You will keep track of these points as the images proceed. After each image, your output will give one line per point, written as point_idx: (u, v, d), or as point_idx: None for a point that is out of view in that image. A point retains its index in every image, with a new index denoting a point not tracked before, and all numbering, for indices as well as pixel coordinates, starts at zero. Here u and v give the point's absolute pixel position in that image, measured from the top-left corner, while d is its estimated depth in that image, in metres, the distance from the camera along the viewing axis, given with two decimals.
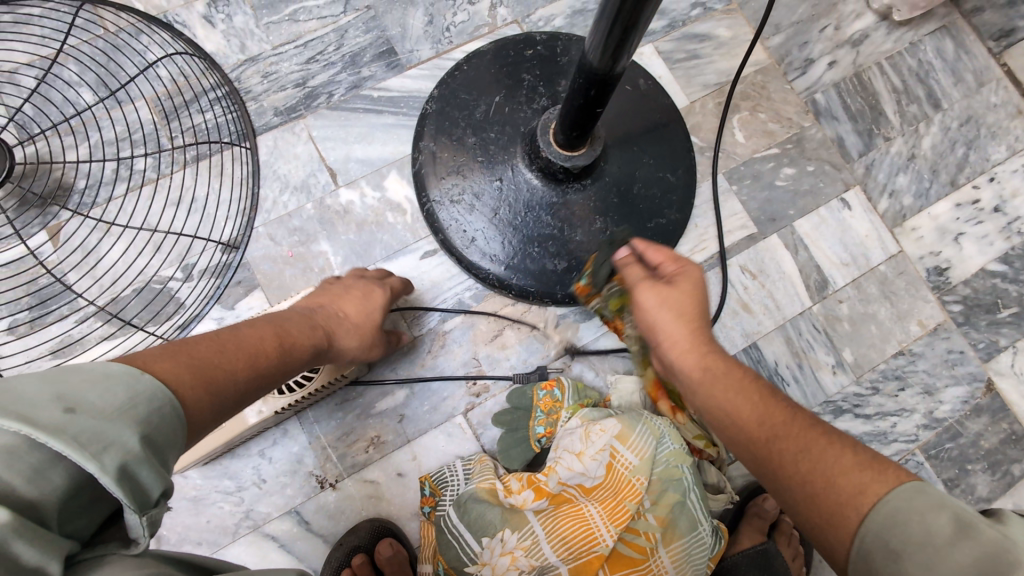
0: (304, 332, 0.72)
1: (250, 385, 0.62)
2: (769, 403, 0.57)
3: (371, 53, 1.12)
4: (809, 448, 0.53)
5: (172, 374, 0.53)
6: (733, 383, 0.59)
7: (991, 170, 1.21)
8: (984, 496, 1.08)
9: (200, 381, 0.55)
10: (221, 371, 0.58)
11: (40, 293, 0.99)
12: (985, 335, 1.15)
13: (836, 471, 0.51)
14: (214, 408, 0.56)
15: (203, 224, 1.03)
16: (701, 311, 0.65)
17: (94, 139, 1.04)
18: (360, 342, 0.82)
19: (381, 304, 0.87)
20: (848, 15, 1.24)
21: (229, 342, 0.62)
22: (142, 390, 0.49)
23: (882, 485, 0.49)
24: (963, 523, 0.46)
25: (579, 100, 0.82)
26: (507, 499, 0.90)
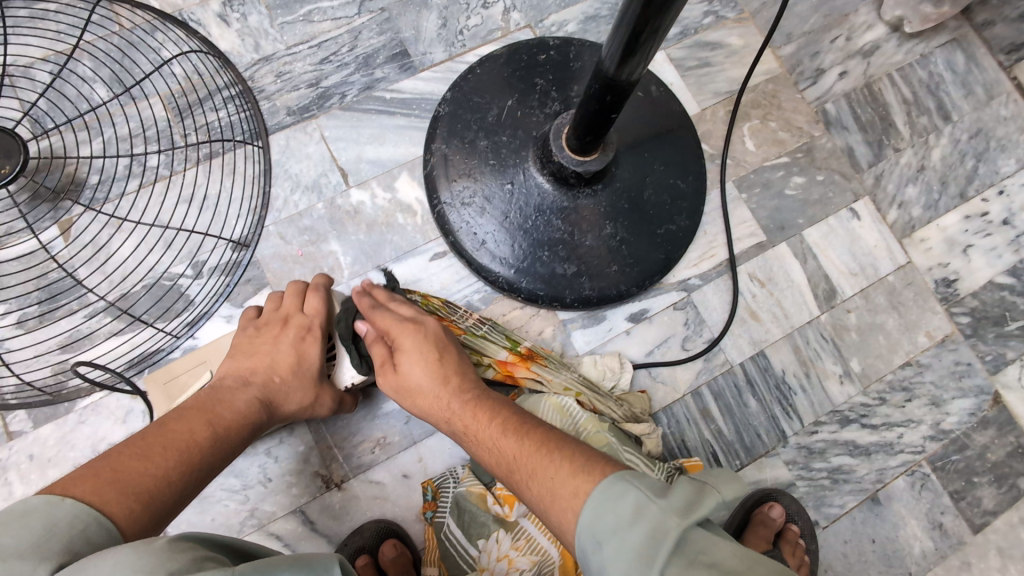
0: (230, 411, 0.75)
1: (189, 476, 0.67)
2: (506, 434, 0.67)
3: (385, 55, 1.12)
4: (538, 470, 0.61)
5: (95, 496, 0.58)
6: (488, 433, 0.68)
7: (1000, 183, 1.22)
8: (989, 509, 1.08)
9: (131, 493, 0.61)
10: (147, 477, 0.63)
11: (51, 288, 0.99)
12: (992, 347, 1.15)
13: (557, 483, 0.59)
14: (153, 511, 0.62)
15: (215, 221, 1.03)
16: (452, 371, 0.75)
17: (107, 134, 1.04)
18: (309, 399, 0.83)
19: (319, 352, 0.83)
20: (859, 26, 1.25)
21: (156, 445, 0.67)
22: (64, 516, 0.53)
23: (586, 485, 0.57)
24: (640, 503, 0.52)
25: (594, 105, 0.82)
26: (492, 506, 0.88)
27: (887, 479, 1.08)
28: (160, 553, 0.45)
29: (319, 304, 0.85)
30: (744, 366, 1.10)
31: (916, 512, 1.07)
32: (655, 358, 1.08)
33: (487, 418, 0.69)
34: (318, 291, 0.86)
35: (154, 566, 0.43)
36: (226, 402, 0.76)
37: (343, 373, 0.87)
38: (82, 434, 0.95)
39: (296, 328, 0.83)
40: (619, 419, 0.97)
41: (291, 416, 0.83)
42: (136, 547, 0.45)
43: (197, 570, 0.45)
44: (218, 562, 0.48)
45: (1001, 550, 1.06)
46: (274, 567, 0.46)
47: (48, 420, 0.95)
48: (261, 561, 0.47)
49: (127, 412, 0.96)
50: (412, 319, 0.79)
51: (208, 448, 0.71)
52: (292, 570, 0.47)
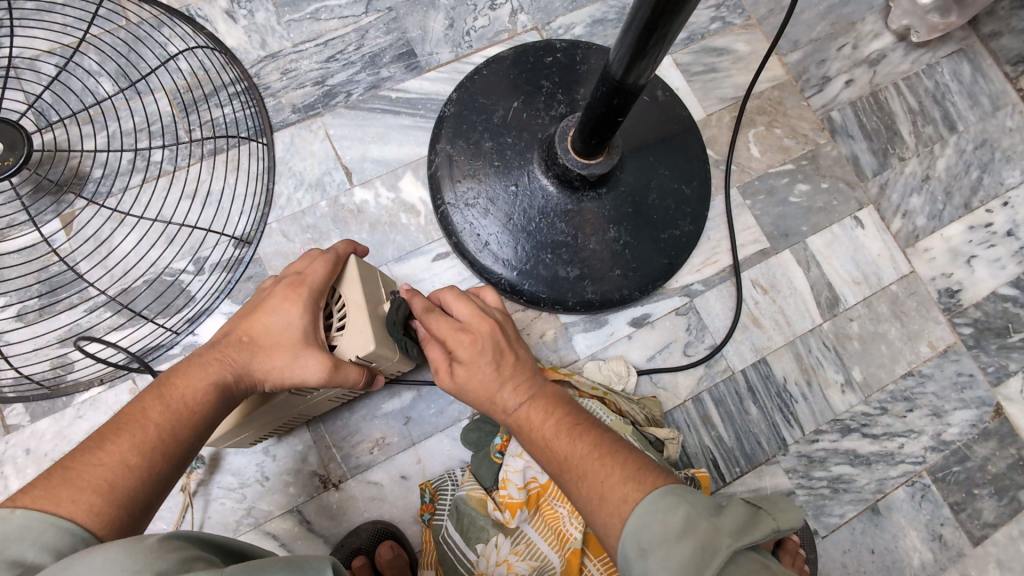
0: (195, 377, 0.65)
1: (160, 458, 0.60)
2: (564, 437, 0.64)
3: (391, 54, 1.12)
4: (589, 472, 0.61)
5: (47, 499, 0.53)
6: (542, 433, 0.66)
7: (1004, 195, 1.21)
8: (989, 521, 1.07)
9: (90, 489, 0.55)
10: (104, 469, 0.56)
11: (51, 281, 0.99)
12: (994, 359, 1.14)
13: (608, 486, 0.59)
14: (120, 502, 0.56)
15: (217, 217, 1.03)
16: (508, 374, 0.69)
17: (112, 129, 1.04)
18: (291, 360, 0.68)
19: (303, 311, 0.70)
20: (866, 34, 1.25)
21: (114, 430, 0.60)
22: (10, 530, 0.49)
23: (639, 491, 0.57)
24: (691, 520, 0.53)
25: (601, 108, 0.82)
26: (493, 511, 0.86)
27: (888, 489, 1.07)
28: (149, 552, 0.44)
29: (320, 264, 0.73)
30: (746, 373, 1.09)
31: (915, 523, 1.06)
32: (656, 363, 1.08)
33: (543, 419, 0.67)
34: (327, 254, 0.75)
35: (144, 564, 0.43)
36: (191, 369, 0.66)
37: (348, 343, 0.73)
38: (79, 429, 0.94)
39: (286, 285, 0.71)
40: (640, 421, 0.97)
41: (279, 383, 0.70)
42: (124, 543, 0.45)
43: (186, 571, 0.44)
44: (209, 562, 0.47)
45: (1000, 563, 1.06)
46: (263, 568, 0.45)
47: (45, 415, 0.95)
48: (252, 562, 0.46)
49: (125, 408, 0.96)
50: (470, 325, 0.71)
51: (173, 424, 0.62)
52: (283, 570, 0.45)
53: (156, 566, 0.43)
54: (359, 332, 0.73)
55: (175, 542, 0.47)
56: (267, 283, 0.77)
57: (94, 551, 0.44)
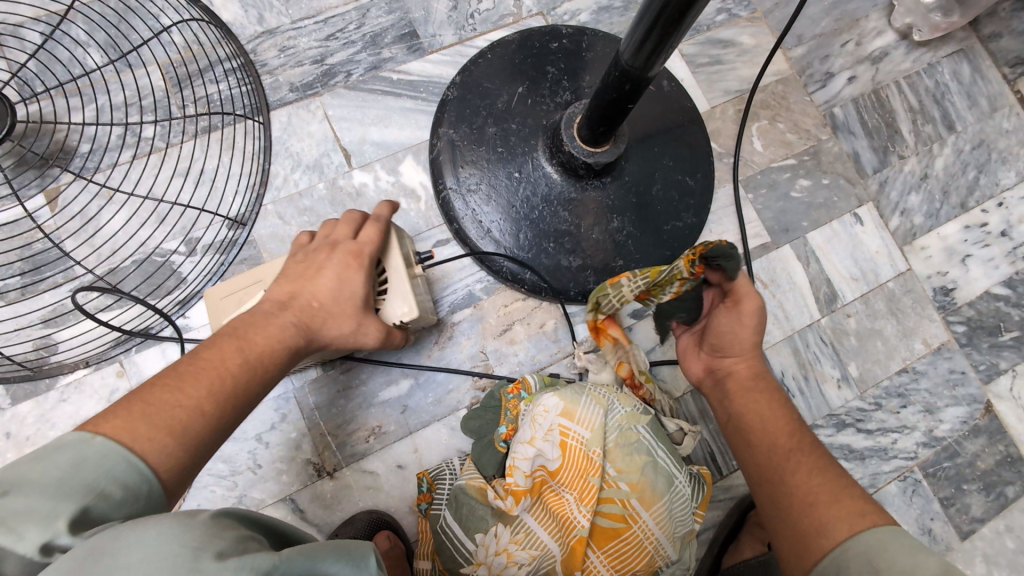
0: (272, 333, 0.66)
1: (229, 410, 0.60)
2: (786, 417, 0.76)
3: (392, 35, 1.09)
4: (814, 467, 0.69)
5: (124, 432, 0.52)
6: (780, 419, 0.75)
7: (999, 196, 1.23)
8: (978, 516, 1.09)
9: (165, 431, 0.54)
10: (182, 411, 0.56)
11: (34, 259, 0.95)
12: (986, 357, 1.16)
13: (836, 492, 0.65)
14: (190, 448, 0.55)
15: (211, 197, 1.00)
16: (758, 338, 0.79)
17: (101, 102, 1.00)
18: (354, 327, 0.72)
19: (364, 280, 0.72)
20: (870, 31, 1.25)
21: (188, 372, 0.59)
22: (88, 457, 0.48)
23: (876, 514, 0.62)
24: (942, 563, 0.55)
25: (612, 94, 0.80)
26: (493, 500, 0.85)
27: (880, 484, 1.09)
28: (203, 530, 0.43)
29: (375, 233, 0.75)
30: None
31: (906, 517, 1.08)
32: (658, 355, 1.07)
33: (764, 393, 0.78)
34: (376, 221, 0.77)
35: (201, 542, 0.41)
36: (265, 325, 0.66)
37: (391, 306, 0.78)
38: (63, 412, 0.91)
39: (345, 252, 0.73)
40: (664, 412, 0.97)
41: (338, 345, 0.73)
42: (176, 519, 0.43)
43: (241, 550, 0.43)
44: (259, 541, 0.47)
45: (986, 557, 1.08)
46: (319, 555, 0.46)
47: (28, 397, 0.91)
48: (306, 545, 0.46)
49: (112, 392, 0.92)
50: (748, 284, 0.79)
51: (246, 377, 0.62)
52: (335, 558, 0.46)
53: (212, 545, 0.41)
54: (400, 296, 0.78)
55: (226, 521, 0.46)
56: (309, 243, 0.77)
57: (142, 528, 0.42)
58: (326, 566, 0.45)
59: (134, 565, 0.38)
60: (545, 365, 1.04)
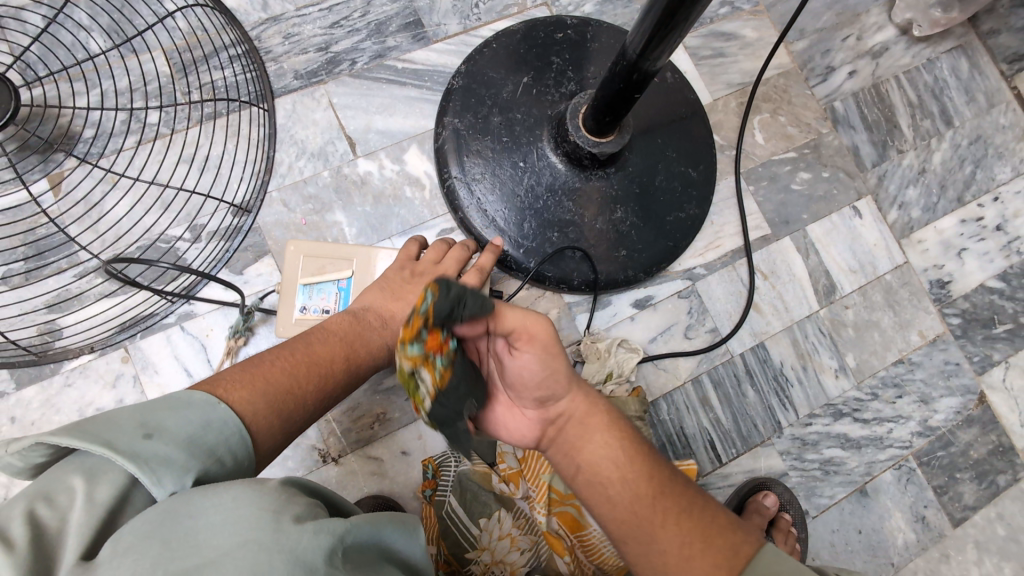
0: (372, 347, 0.76)
1: (321, 409, 0.71)
2: (637, 455, 0.63)
3: (397, 23, 1.09)
4: (681, 509, 0.60)
5: (247, 407, 0.62)
6: (603, 460, 0.62)
7: (995, 190, 1.24)
8: (970, 504, 1.11)
9: (277, 416, 0.64)
10: (294, 401, 0.66)
11: (38, 244, 0.95)
12: (980, 349, 1.18)
13: (690, 535, 0.59)
14: (286, 435, 0.66)
15: (217, 184, 1.00)
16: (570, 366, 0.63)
17: (106, 86, 1.00)
18: None
19: None
20: (871, 26, 1.26)
21: (302, 365, 0.69)
22: (214, 421, 0.58)
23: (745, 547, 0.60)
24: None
25: (619, 84, 0.80)
26: (498, 485, 0.86)
27: (876, 472, 1.10)
28: (278, 496, 0.49)
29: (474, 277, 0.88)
30: (744, 356, 1.11)
31: (901, 505, 1.10)
32: (658, 346, 1.08)
33: (612, 430, 0.64)
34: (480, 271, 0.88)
35: (278, 506, 0.48)
36: (368, 341, 0.77)
37: None
38: (68, 397, 0.91)
39: None
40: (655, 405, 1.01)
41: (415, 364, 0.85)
42: (248, 485, 0.50)
43: (314, 515, 0.49)
44: (321, 507, 0.53)
45: (978, 543, 1.10)
46: (379, 523, 0.53)
47: (32, 382, 0.91)
48: (365, 515, 0.53)
49: (117, 377, 0.93)
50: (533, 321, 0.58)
51: (341, 381, 0.73)
52: (392, 526, 0.54)
53: (289, 510, 0.48)
54: None
55: (293, 489, 0.53)
56: (412, 265, 0.85)
57: (218, 490, 0.49)
58: (383, 532, 0.53)
59: (222, 522, 0.46)
60: None
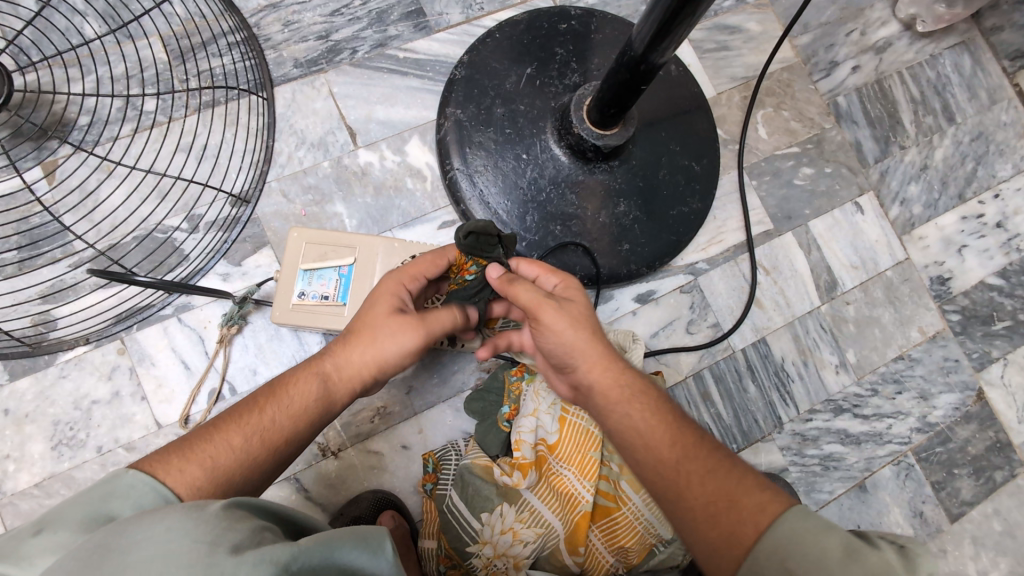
0: (303, 366, 0.68)
1: (259, 440, 0.62)
2: (663, 421, 0.64)
3: (399, 12, 1.07)
4: (708, 469, 0.60)
5: (159, 465, 0.57)
6: (627, 423, 0.65)
7: (996, 187, 1.25)
8: (967, 499, 1.12)
9: (194, 461, 0.58)
10: (212, 443, 0.60)
11: (32, 233, 0.93)
12: (979, 345, 1.18)
13: (723, 493, 0.58)
14: (219, 475, 0.58)
15: (215, 173, 0.98)
16: (588, 334, 0.68)
17: (102, 73, 0.98)
18: (386, 337, 0.69)
19: (392, 295, 0.72)
20: (874, 21, 1.25)
21: (226, 412, 0.63)
22: (118, 487, 0.53)
23: (775, 511, 0.56)
24: (851, 546, 0.51)
25: (626, 74, 0.79)
26: (501, 477, 0.85)
27: (875, 468, 1.11)
28: (217, 523, 0.45)
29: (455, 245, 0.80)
30: (746, 352, 1.10)
31: (899, 500, 1.10)
32: (660, 340, 1.08)
33: (636, 399, 0.66)
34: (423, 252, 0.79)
35: (216, 535, 0.43)
36: (299, 364, 0.69)
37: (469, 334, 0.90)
38: (63, 389, 0.90)
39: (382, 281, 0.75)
40: None
41: (377, 365, 0.69)
42: (188, 511, 0.45)
43: (257, 542, 0.45)
44: (273, 533, 0.49)
45: (975, 539, 1.11)
46: (337, 542, 0.49)
47: (26, 374, 0.90)
48: (322, 534, 0.49)
49: (113, 369, 0.91)
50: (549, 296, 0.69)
51: (276, 407, 0.64)
52: (351, 545, 0.50)
53: (228, 539, 0.43)
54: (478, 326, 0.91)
55: (239, 512, 0.49)
56: None
57: (151, 519, 0.44)
58: (342, 551, 0.49)
59: (147, 558, 0.41)
60: None
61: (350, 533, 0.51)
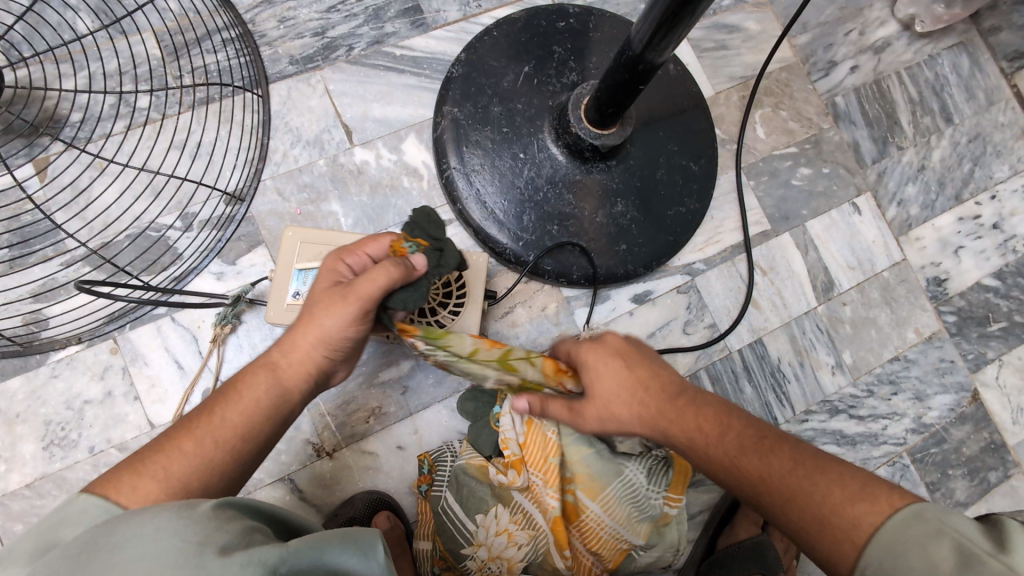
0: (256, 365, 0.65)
1: (216, 444, 0.59)
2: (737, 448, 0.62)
3: (395, 9, 1.06)
4: (796, 483, 0.58)
5: (110, 484, 0.54)
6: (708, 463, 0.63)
7: (993, 188, 1.25)
8: (961, 500, 1.12)
9: (148, 476, 0.55)
10: (164, 456, 0.57)
11: (24, 231, 0.92)
12: (974, 346, 1.19)
13: (820, 510, 0.56)
14: (175, 487, 0.55)
15: (209, 171, 0.97)
16: (628, 387, 0.67)
17: (94, 69, 0.97)
18: (327, 318, 0.64)
19: (329, 281, 0.66)
20: (873, 21, 1.25)
21: (180, 423, 0.60)
22: (67, 512, 0.50)
23: (876, 515, 0.53)
24: (964, 553, 0.47)
25: (625, 75, 0.78)
26: (496, 476, 0.85)
27: (870, 469, 1.11)
28: (206, 524, 0.44)
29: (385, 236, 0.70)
30: (742, 352, 1.10)
31: None
32: (657, 341, 1.08)
33: (707, 435, 0.63)
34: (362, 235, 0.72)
35: (204, 536, 0.43)
36: (253, 364, 0.65)
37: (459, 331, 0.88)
38: (55, 389, 0.89)
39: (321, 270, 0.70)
40: None
41: (327, 345, 0.65)
42: (177, 510, 0.45)
43: (246, 544, 0.45)
44: (262, 533, 0.49)
45: None
46: (326, 544, 0.49)
47: (18, 373, 0.89)
48: (311, 536, 0.49)
49: (106, 369, 0.91)
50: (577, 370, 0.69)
51: (229, 410, 0.61)
52: (341, 547, 0.49)
53: (216, 540, 0.43)
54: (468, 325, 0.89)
55: (229, 512, 0.48)
56: None
57: (140, 516, 0.44)
58: (331, 554, 0.48)
59: (134, 559, 0.40)
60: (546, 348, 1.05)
61: (340, 534, 0.50)
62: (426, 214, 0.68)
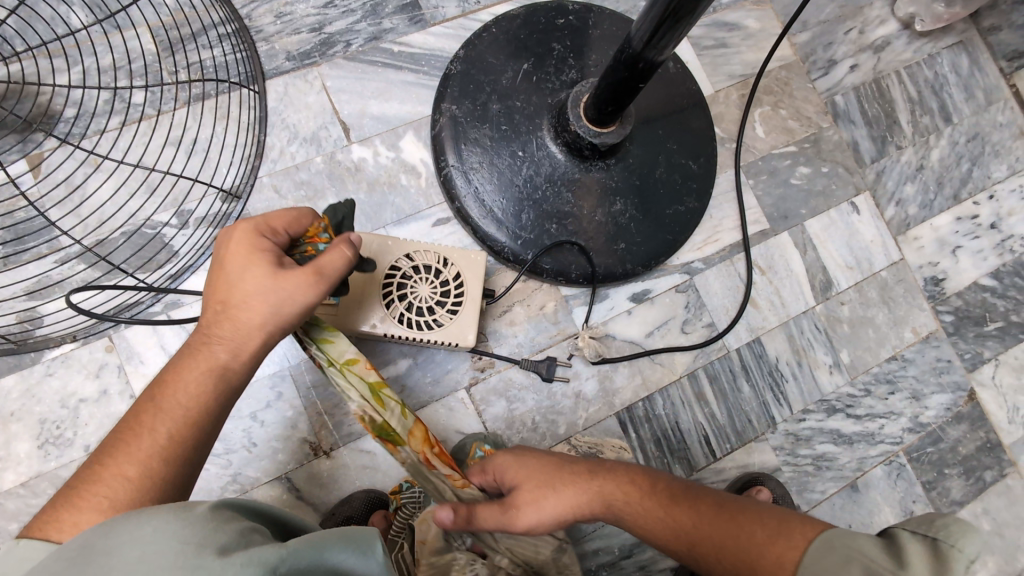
0: (186, 366, 0.61)
1: (160, 458, 0.57)
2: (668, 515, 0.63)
3: (393, 5, 1.05)
4: (725, 534, 0.58)
5: (48, 528, 0.50)
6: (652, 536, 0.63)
7: (991, 188, 1.25)
8: (957, 499, 1.13)
9: (93, 509, 0.52)
10: (105, 486, 0.54)
11: (17, 228, 0.91)
12: (971, 346, 1.19)
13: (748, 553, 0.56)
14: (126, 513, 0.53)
15: (205, 168, 0.97)
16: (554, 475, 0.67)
17: (88, 64, 0.96)
18: (266, 309, 0.62)
19: (254, 267, 0.62)
20: (873, 20, 1.24)
21: (110, 445, 0.57)
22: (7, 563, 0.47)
23: (795, 548, 0.54)
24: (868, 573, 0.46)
25: (624, 73, 0.78)
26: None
27: (867, 468, 1.11)
28: (203, 525, 0.44)
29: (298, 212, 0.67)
30: (740, 351, 1.10)
31: (891, 499, 1.10)
32: (655, 340, 1.08)
33: (639, 510, 0.64)
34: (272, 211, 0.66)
35: (201, 537, 0.43)
36: (182, 365, 0.61)
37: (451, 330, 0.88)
38: (50, 387, 0.89)
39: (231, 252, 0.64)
40: None
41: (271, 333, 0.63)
42: (173, 511, 0.44)
43: (244, 545, 0.44)
44: (262, 534, 0.48)
45: None
46: (326, 541, 0.48)
47: (12, 371, 0.88)
48: (310, 535, 0.48)
49: (101, 367, 0.90)
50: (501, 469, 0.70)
51: (166, 420, 0.58)
52: (341, 545, 0.48)
53: (213, 542, 0.43)
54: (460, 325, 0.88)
55: (227, 513, 0.48)
56: None
57: (137, 518, 0.43)
58: (330, 552, 0.48)
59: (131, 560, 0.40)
60: (544, 348, 1.04)
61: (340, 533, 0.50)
62: (351, 207, 0.72)
